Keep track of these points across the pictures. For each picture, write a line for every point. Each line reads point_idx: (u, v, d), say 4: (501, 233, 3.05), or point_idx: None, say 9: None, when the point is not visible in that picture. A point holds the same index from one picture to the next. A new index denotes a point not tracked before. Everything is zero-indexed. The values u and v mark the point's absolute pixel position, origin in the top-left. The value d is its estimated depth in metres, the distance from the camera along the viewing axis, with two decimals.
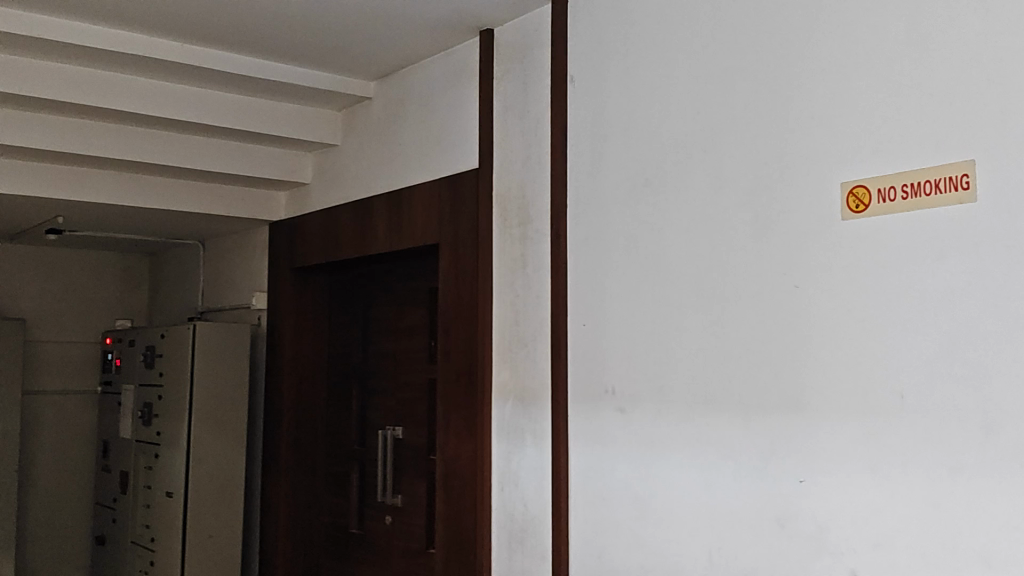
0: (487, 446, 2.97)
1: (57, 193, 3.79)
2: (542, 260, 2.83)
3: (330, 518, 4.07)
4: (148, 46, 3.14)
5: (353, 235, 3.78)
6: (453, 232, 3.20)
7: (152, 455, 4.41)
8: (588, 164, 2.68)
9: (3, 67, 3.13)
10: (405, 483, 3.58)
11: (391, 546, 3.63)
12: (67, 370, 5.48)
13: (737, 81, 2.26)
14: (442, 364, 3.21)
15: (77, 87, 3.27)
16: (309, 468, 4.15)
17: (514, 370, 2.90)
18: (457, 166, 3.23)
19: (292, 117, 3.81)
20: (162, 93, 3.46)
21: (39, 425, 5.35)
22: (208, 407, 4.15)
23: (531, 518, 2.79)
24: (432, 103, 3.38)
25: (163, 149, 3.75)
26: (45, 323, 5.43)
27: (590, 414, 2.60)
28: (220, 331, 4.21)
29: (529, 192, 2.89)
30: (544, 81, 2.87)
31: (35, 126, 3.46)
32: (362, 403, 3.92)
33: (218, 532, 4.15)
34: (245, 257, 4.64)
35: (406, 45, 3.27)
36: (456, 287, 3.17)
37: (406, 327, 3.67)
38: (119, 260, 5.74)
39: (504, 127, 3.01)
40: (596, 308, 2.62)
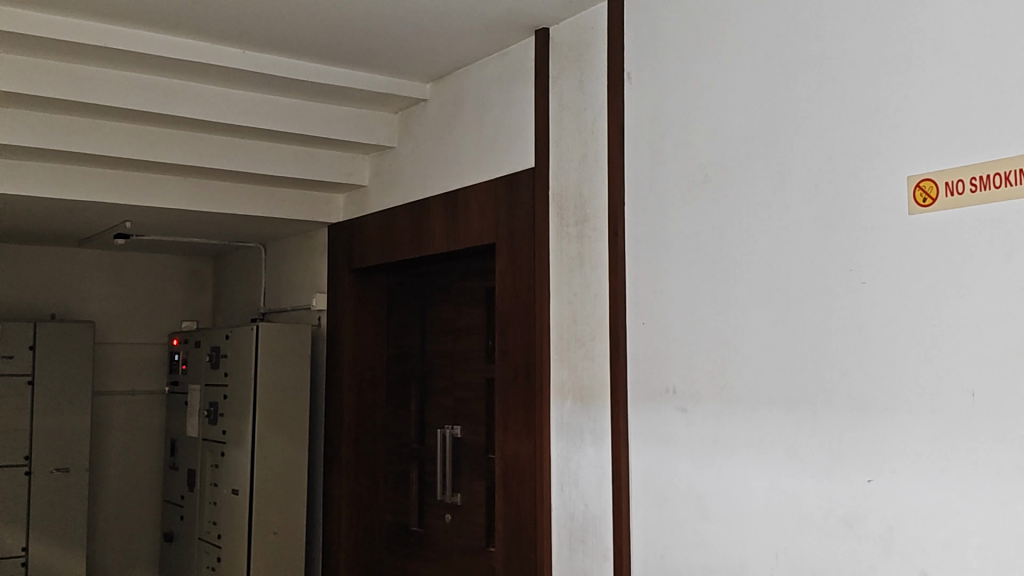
0: (546, 445, 2.97)
1: (126, 199, 3.89)
2: (600, 258, 2.82)
3: (392, 516, 4.11)
4: (212, 53, 3.22)
5: (410, 236, 3.81)
6: (510, 232, 3.21)
7: (218, 454, 4.50)
8: (647, 161, 2.67)
9: (75, 77, 3.24)
10: (465, 482, 3.60)
11: (452, 544, 3.66)
12: (136, 371, 5.63)
13: (799, 75, 2.23)
14: (500, 365, 3.21)
15: (144, 95, 3.36)
16: (371, 466, 4.19)
17: (573, 369, 2.89)
18: (513, 165, 3.24)
19: (350, 119, 3.85)
20: (225, 99, 3.54)
21: (110, 424, 5.50)
22: (272, 406, 4.22)
23: (591, 518, 2.79)
24: (488, 103, 3.39)
25: (223, 154, 3.82)
26: (114, 326, 5.58)
27: (651, 413, 2.59)
28: (282, 331, 4.28)
29: (585, 191, 2.88)
30: (600, 79, 2.86)
31: (105, 134, 3.56)
32: (422, 403, 3.95)
33: (283, 529, 4.22)
34: (305, 259, 4.71)
35: (461, 47, 3.29)
36: (513, 287, 3.18)
37: (463, 326, 3.69)
38: (184, 263, 5.86)
39: (560, 126, 3.01)
40: (657, 305, 2.60)
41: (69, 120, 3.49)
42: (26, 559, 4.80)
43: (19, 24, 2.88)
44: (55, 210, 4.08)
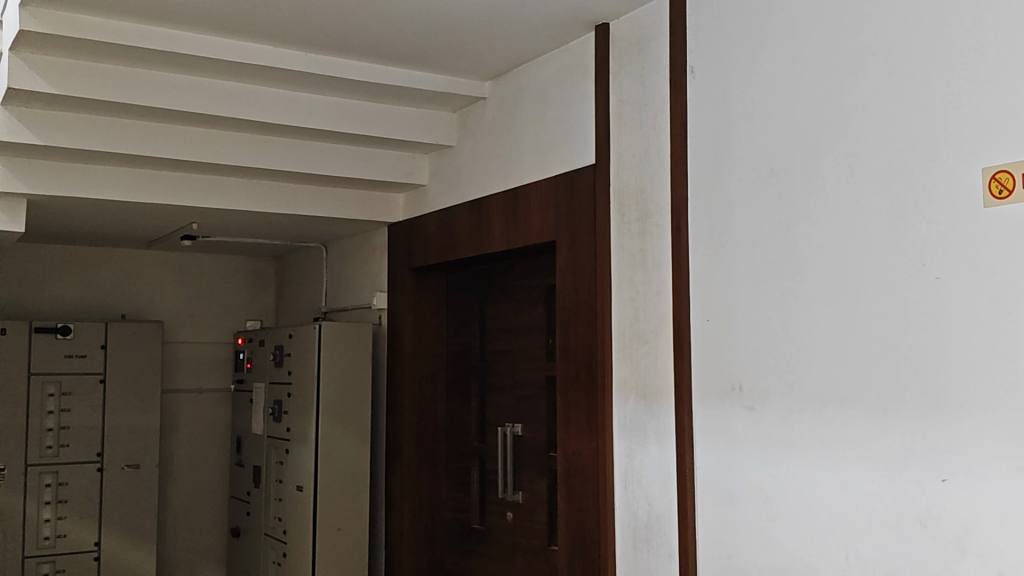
0: (609, 444, 2.95)
1: (192, 201, 3.97)
2: (662, 254, 2.79)
3: (453, 514, 4.13)
4: (275, 56, 3.27)
5: (470, 234, 3.82)
6: (570, 230, 3.19)
7: (283, 451, 4.57)
8: (712, 155, 2.63)
9: (145, 82, 3.31)
10: (526, 480, 3.60)
11: (514, 542, 3.66)
12: (202, 370, 5.75)
13: (868, 65, 2.17)
14: (561, 363, 3.20)
15: (210, 98, 3.43)
16: (432, 464, 4.21)
17: (636, 367, 2.86)
18: (574, 162, 3.22)
19: (410, 118, 3.88)
20: (289, 101, 3.59)
21: (178, 422, 5.63)
22: (335, 404, 4.27)
23: (655, 517, 2.76)
24: (546, 100, 3.38)
25: (286, 156, 3.88)
26: (180, 325, 5.69)
27: (717, 412, 2.55)
28: (344, 329, 4.33)
29: (647, 186, 2.86)
30: (661, 73, 2.83)
31: (172, 137, 3.64)
32: (482, 401, 3.96)
33: (347, 526, 4.27)
34: (366, 258, 4.75)
35: (520, 44, 3.28)
36: (574, 285, 3.16)
37: (523, 325, 3.69)
38: (248, 263, 5.96)
39: (620, 122, 2.99)
40: (722, 302, 2.56)
41: (137, 125, 3.56)
42: (98, 554, 4.93)
43: (89, 31, 2.96)
44: (123, 213, 4.17)
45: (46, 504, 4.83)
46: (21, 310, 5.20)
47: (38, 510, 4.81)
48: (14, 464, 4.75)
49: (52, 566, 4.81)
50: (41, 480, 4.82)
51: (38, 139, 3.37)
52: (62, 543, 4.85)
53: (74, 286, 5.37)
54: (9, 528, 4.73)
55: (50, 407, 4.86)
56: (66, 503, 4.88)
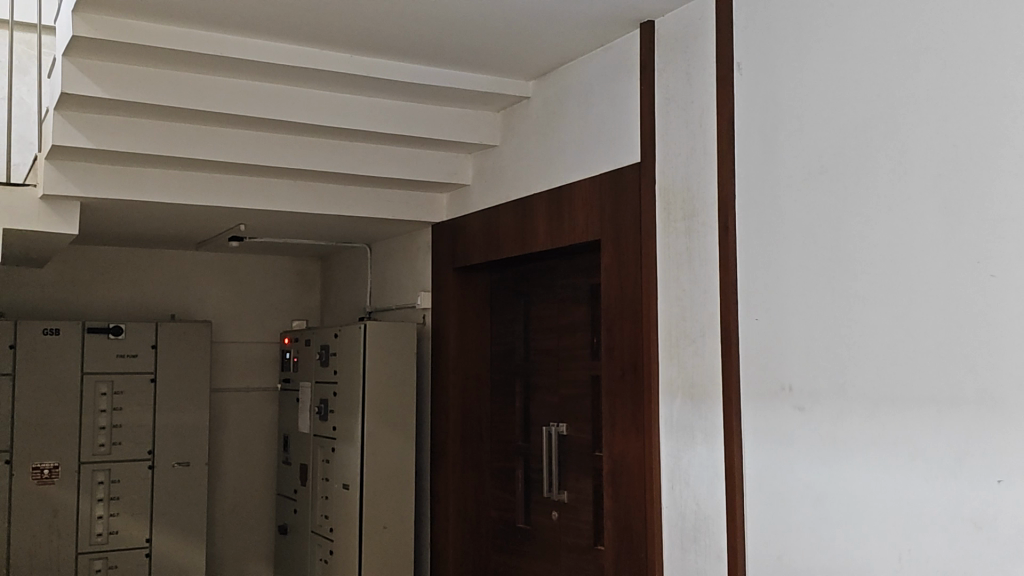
0: (655, 444, 2.93)
1: (238, 202, 4.03)
2: (709, 253, 2.76)
3: (498, 513, 4.13)
4: (321, 59, 3.31)
5: (514, 234, 3.83)
6: (615, 228, 3.18)
7: (329, 449, 4.62)
8: (760, 153, 2.60)
9: (194, 85, 3.37)
10: (572, 480, 3.59)
11: (559, 542, 3.65)
12: (250, 369, 5.83)
13: (921, 60, 2.13)
14: (607, 362, 3.19)
15: (258, 101, 3.48)
16: (477, 463, 4.23)
17: (682, 367, 2.84)
18: (619, 160, 3.20)
19: (454, 119, 3.90)
20: (334, 103, 3.63)
21: (227, 420, 5.71)
22: (381, 403, 4.30)
23: (703, 518, 2.73)
24: (590, 98, 3.37)
25: (332, 157, 3.91)
26: (228, 325, 5.78)
27: (766, 412, 2.52)
28: (390, 329, 4.36)
29: (693, 185, 2.83)
30: (707, 71, 2.80)
31: (221, 141, 3.69)
32: (527, 400, 3.96)
33: (392, 524, 4.30)
34: (410, 258, 4.78)
35: (564, 43, 3.27)
36: (619, 283, 3.15)
37: (567, 324, 3.68)
38: (293, 263, 6.03)
39: (666, 120, 2.97)
40: (771, 301, 2.53)
41: (186, 128, 3.62)
42: (149, 550, 5.03)
43: (140, 36, 3.02)
44: (171, 215, 4.24)
45: (99, 501, 4.93)
46: (75, 311, 5.31)
47: (91, 508, 4.91)
48: (68, 461, 4.86)
49: (104, 561, 4.92)
50: (94, 477, 4.92)
51: (90, 143, 3.44)
52: (114, 539, 4.95)
53: (125, 287, 5.48)
54: (63, 525, 4.83)
55: (103, 406, 4.96)
56: (118, 500, 4.97)
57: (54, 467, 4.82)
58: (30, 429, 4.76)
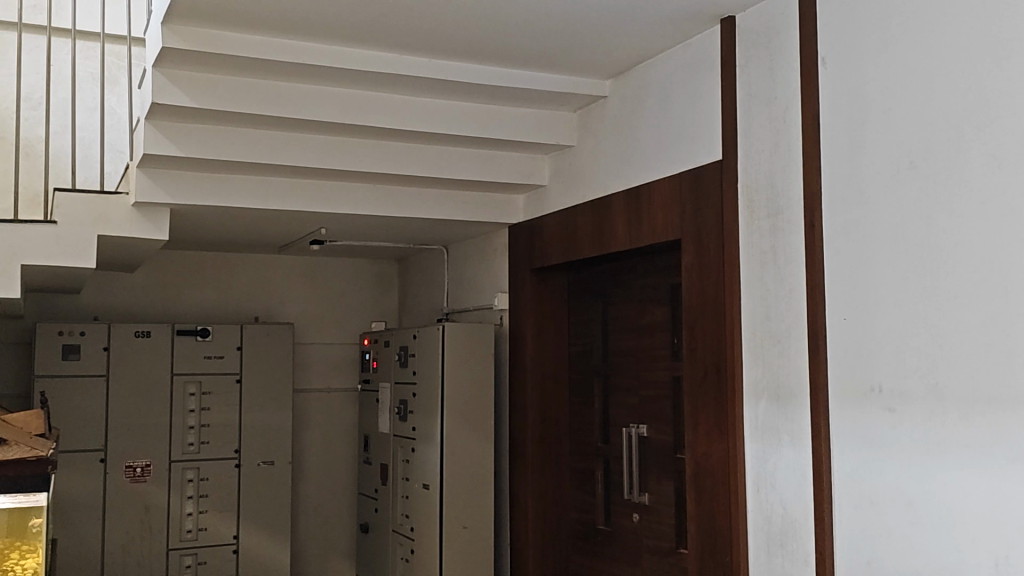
0: (740, 445, 2.88)
1: (317, 206, 4.10)
2: (795, 252, 2.70)
3: (577, 514, 4.12)
4: (401, 64, 3.35)
5: (591, 234, 3.81)
6: (696, 227, 3.13)
7: (409, 450, 4.68)
8: (847, 149, 2.53)
9: (277, 93, 3.44)
10: (652, 482, 3.55)
11: (640, 544, 3.62)
12: (331, 370, 5.94)
13: (1014, 51, 2.05)
14: (688, 362, 3.14)
15: (338, 107, 3.54)
16: (555, 464, 4.22)
17: (767, 367, 2.78)
18: (699, 159, 3.16)
19: (530, 120, 3.91)
20: (412, 107, 3.67)
21: (310, 420, 5.84)
22: (459, 403, 4.34)
23: (791, 521, 2.67)
24: (668, 95, 3.34)
25: (410, 160, 3.96)
26: (310, 327, 5.91)
27: (856, 413, 2.45)
28: (468, 330, 4.39)
29: (777, 182, 2.77)
30: (790, 65, 2.75)
31: (301, 146, 3.76)
32: (606, 401, 3.93)
33: (472, 524, 4.33)
34: (487, 259, 4.80)
35: (642, 41, 3.24)
36: (700, 283, 3.10)
37: (647, 325, 3.65)
38: (372, 265, 6.12)
39: (748, 117, 2.92)
40: (859, 300, 2.46)
41: (268, 135, 3.71)
42: (236, 546, 5.17)
43: (225, 45, 3.10)
44: (252, 220, 4.35)
45: (189, 499, 5.09)
46: (165, 314, 5.49)
47: (182, 504, 5.08)
48: (160, 460, 5.02)
49: (194, 557, 5.08)
50: (184, 475, 5.08)
51: (176, 149, 3.55)
52: (203, 536, 5.10)
53: (213, 291, 5.63)
54: (155, 521, 5.00)
55: (192, 406, 5.12)
56: (207, 498, 5.13)
57: (146, 465, 4.99)
58: (124, 428, 4.94)
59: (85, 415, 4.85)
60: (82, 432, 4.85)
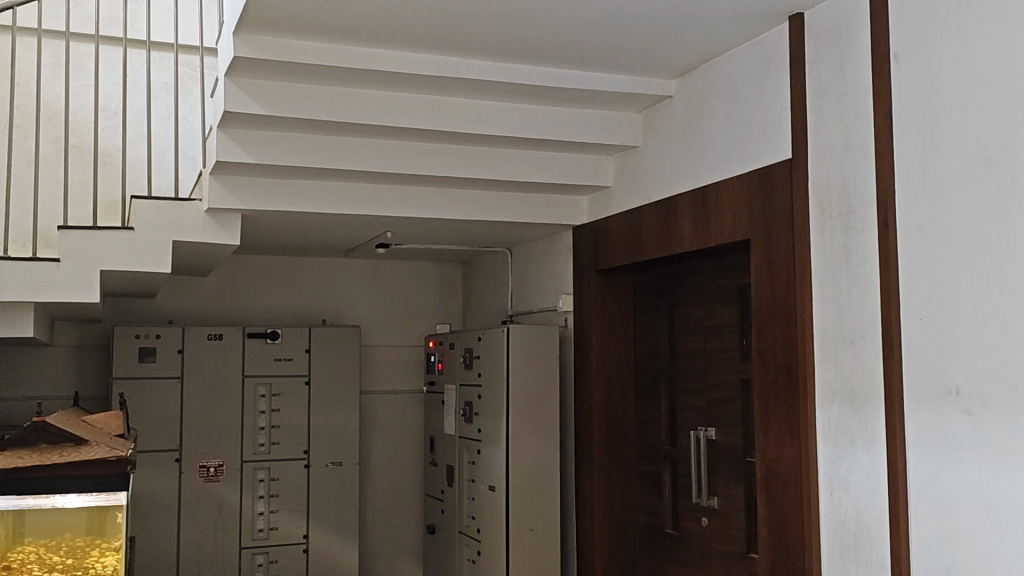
0: (812, 448, 2.82)
1: (381, 210, 4.14)
2: (868, 252, 2.64)
3: (645, 517, 4.08)
4: (465, 67, 3.37)
5: (657, 235, 3.78)
6: (766, 227, 3.08)
7: (474, 451, 4.70)
8: (920, 146, 2.46)
9: (341, 98, 3.48)
10: (722, 485, 3.50)
11: (709, 548, 3.57)
12: (397, 372, 6.00)
13: None
14: (758, 364, 3.09)
15: (402, 111, 3.57)
16: (622, 466, 4.20)
17: (841, 368, 2.72)
18: (768, 158, 3.11)
19: (595, 122, 3.89)
20: (476, 110, 3.68)
21: (377, 422, 5.90)
22: (525, 405, 4.34)
23: (865, 526, 2.61)
24: (735, 93, 3.29)
25: (475, 163, 3.97)
26: (377, 329, 5.98)
27: (932, 416, 2.39)
28: (533, 332, 4.38)
29: (849, 180, 2.71)
30: (862, 61, 2.69)
31: (366, 151, 3.81)
32: (672, 404, 3.90)
33: (538, 526, 4.33)
34: (552, 261, 4.80)
35: (708, 40, 3.21)
36: (770, 283, 3.05)
37: (715, 326, 3.60)
38: (437, 269, 6.17)
39: (818, 113, 2.86)
40: (935, 300, 2.39)
41: (334, 141, 3.76)
42: (306, 546, 5.26)
43: (293, 54, 3.15)
44: (318, 224, 4.42)
45: (260, 498, 5.20)
46: (237, 317, 5.61)
47: (253, 504, 5.18)
48: (232, 460, 5.14)
49: (265, 556, 5.18)
50: (255, 475, 5.19)
51: (246, 156, 3.62)
52: (274, 535, 5.20)
53: (282, 294, 5.74)
54: (228, 520, 5.11)
55: (262, 407, 5.22)
56: (277, 498, 5.22)
57: (219, 466, 5.11)
58: (198, 429, 5.06)
59: (161, 416, 4.98)
60: (157, 432, 4.98)
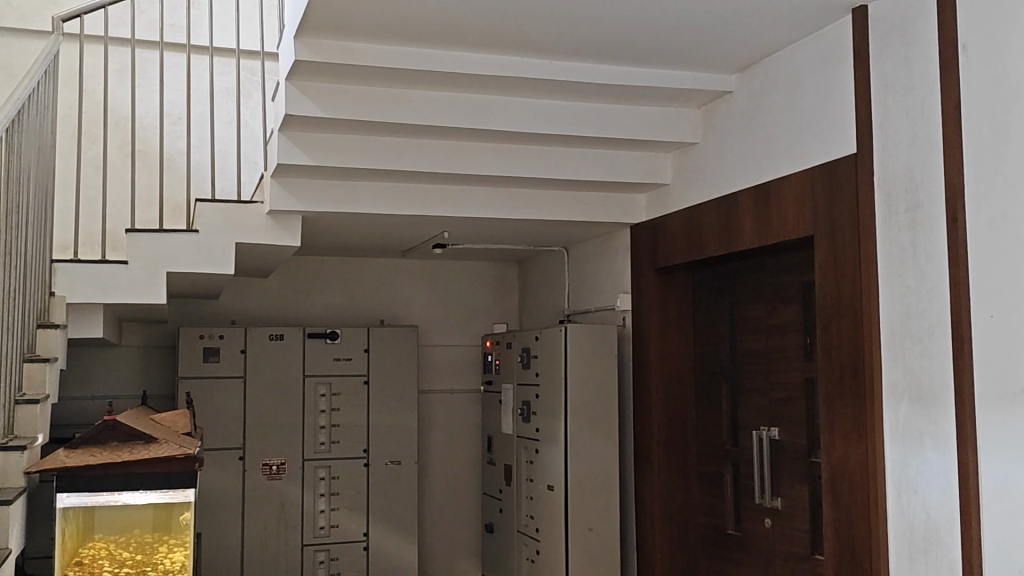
0: (879, 449, 2.75)
1: (437, 210, 4.16)
2: (936, 247, 2.56)
3: (706, 518, 4.03)
4: (523, 66, 3.36)
5: (717, 233, 3.72)
6: (830, 224, 3.01)
7: (533, 450, 4.70)
8: (991, 137, 2.38)
9: (396, 98, 3.50)
10: (785, 487, 3.44)
11: (773, 550, 3.51)
12: (455, 371, 6.03)
13: None
14: (823, 363, 3.02)
15: (458, 112, 3.57)
16: (682, 466, 4.15)
17: (909, 367, 2.65)
18: (832, 153, 3.04)
19: (654, 119, 3.85)
20: (532, 109, 3.67)
21: (435, 420, 5.94)
22: (583, 405, 4.33)
23: (935, 529, 2.54)
24: (798, 87, 3.23)
25: (531, 162, 3.96)
26: (436, 329, 6.01)
27: (1004, 416, 2.31)
28: (591, 332, 4.36)
29: (916, 174, 2.64)
30: (928, 53, 2.61)
31: (422, 152, 3.83)
32: (734, 403, 3.84)
33: (598, 526, 4.31)
34: (609, 260, 4.77)
35: (770, 34, 3.15)
36: (834, 280, 2.98)
37: (777, 324, 3.54)
38: (493, 268, 6.19)
39: (884, 107, 2.78)
40: (1007, 297, 2.31)
41: (390, 142, 3.79)
42: (367, 544, 5.32)
43: (352, 56, 3.18)
44: (375, 226, 4.46)
45: (321, 496, 5.27)
46: (298, 317, 5.69)
47: (314, 502, 5.25)
48: (294, 458, 5.21)
49: (327, 553, 5.24)
50: (316, 473, 5.26)
51: (305, 158, 3.67)
52: (335, 533, 5.27)
53: (342, 295, 5.81)
54: (291, 518, 5.19)
55: (323, 406, 5.29)
56: (338, 496, 5.29)
57: (281, 464, 5.19)
58: (261, 427, 5.15)
59: (226, 415, 5.08)
60: (222, 430, 5.08)
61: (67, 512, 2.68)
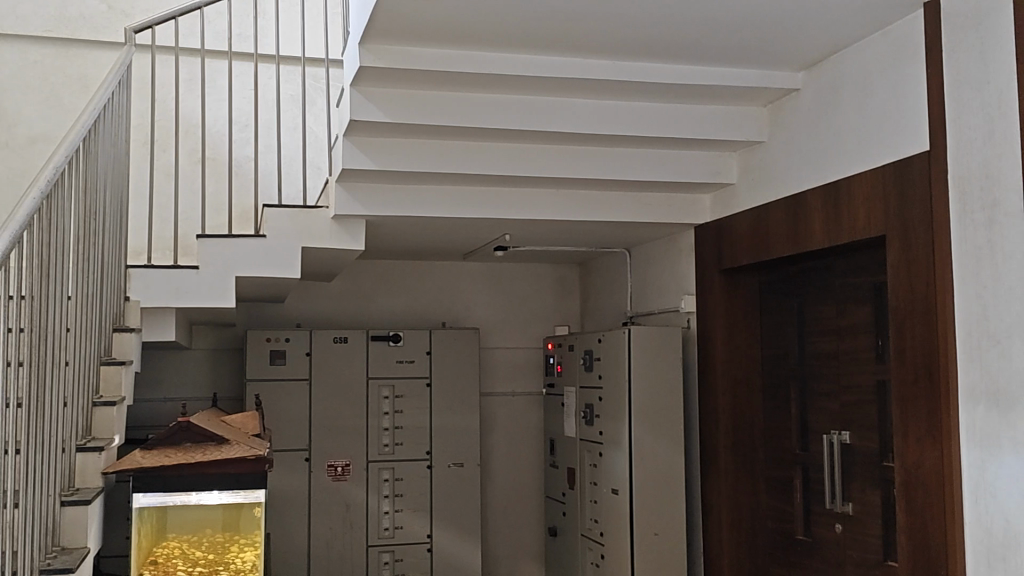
0: (954, 453, 2.66)
1: (498, 212, 4.16)
2: (1015, 246, 2.47)
3: (775, 523, 3.95)
4: (586, 67, 3.35)
5: (785, 233, 3.66)
6: (902, 222, 2.93)
7: (596, 454, 4.67)
8: None
9: (457, 101, 3.51)
10: (857, 491, 3.35)
11: (844, 556, 3.42)
12: (518, 373, 6.03)
13: None
14: (896, 365, 2.93)
15: (518, 114, 3.57)
16: (749, 470, 4.08)
17: (987, 369, 2.55)
18: (903, 150, 2.96)
19: (719, 118, 3.79)
20: (593, 110, 3.65)
21: (498, 423, 5.94)
22: (648, 408, 4.28)
23: (1015, 535, 2.44)
24: (867, 84, 3.15)
25: (593, 163, 3.94)
26: (499, 331, 6.02)
27: None
28: (654, 335, 4.32)
29: (993, 171, 2.55)
30: (1004, 46, 2.52)
31: (482, 155, 3.83)
32: (803, 406, 3.76)
33: (663, 531, 4.26)
34: (673, 261, 4.71)
35: (837, 30, 3.08)
36: (906, 280, 2.90)
37: (847, 326, 3.46)
38: (555, 270, 6.17)
39: (957, 103, 2.70)
40: None
41: (451, 145, 3.80)
42: (431, 545, 5.35)
43: (415, 61, 3.20)
44: (437, 228, 4.48)
45: (385, 498, 5.32)
46: (364, 321, 5.76)
47: (379, 503, 5.30)
48: (359, 460, 5.27)
49: (392, 555, 5.29)
50: (381, 475, 5.31)
51: (368, 162, 3.70)
52: (400, 534, 5.31)
53: (406, 298, 5.85)
54: (356, 518, 5.25)
55: (386, 408, 5.34)
56: (402, 497, 5.33)
57: (346, 465, 5.25)
58: (328, 430, 5.22)
59: (294, 417, 5.16)
60: (290, 432, 5.16)
61: (142, 511, 2.75)
